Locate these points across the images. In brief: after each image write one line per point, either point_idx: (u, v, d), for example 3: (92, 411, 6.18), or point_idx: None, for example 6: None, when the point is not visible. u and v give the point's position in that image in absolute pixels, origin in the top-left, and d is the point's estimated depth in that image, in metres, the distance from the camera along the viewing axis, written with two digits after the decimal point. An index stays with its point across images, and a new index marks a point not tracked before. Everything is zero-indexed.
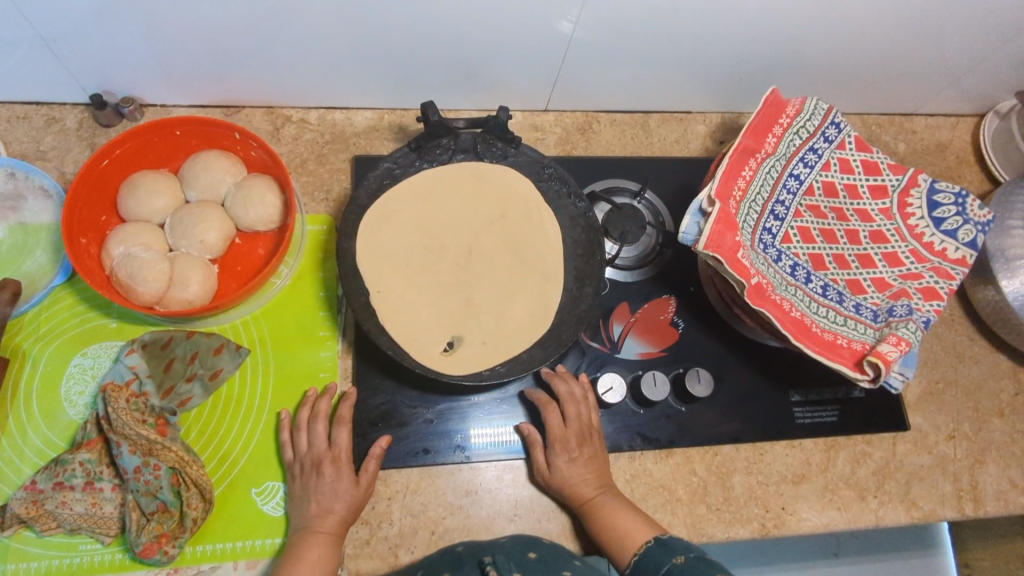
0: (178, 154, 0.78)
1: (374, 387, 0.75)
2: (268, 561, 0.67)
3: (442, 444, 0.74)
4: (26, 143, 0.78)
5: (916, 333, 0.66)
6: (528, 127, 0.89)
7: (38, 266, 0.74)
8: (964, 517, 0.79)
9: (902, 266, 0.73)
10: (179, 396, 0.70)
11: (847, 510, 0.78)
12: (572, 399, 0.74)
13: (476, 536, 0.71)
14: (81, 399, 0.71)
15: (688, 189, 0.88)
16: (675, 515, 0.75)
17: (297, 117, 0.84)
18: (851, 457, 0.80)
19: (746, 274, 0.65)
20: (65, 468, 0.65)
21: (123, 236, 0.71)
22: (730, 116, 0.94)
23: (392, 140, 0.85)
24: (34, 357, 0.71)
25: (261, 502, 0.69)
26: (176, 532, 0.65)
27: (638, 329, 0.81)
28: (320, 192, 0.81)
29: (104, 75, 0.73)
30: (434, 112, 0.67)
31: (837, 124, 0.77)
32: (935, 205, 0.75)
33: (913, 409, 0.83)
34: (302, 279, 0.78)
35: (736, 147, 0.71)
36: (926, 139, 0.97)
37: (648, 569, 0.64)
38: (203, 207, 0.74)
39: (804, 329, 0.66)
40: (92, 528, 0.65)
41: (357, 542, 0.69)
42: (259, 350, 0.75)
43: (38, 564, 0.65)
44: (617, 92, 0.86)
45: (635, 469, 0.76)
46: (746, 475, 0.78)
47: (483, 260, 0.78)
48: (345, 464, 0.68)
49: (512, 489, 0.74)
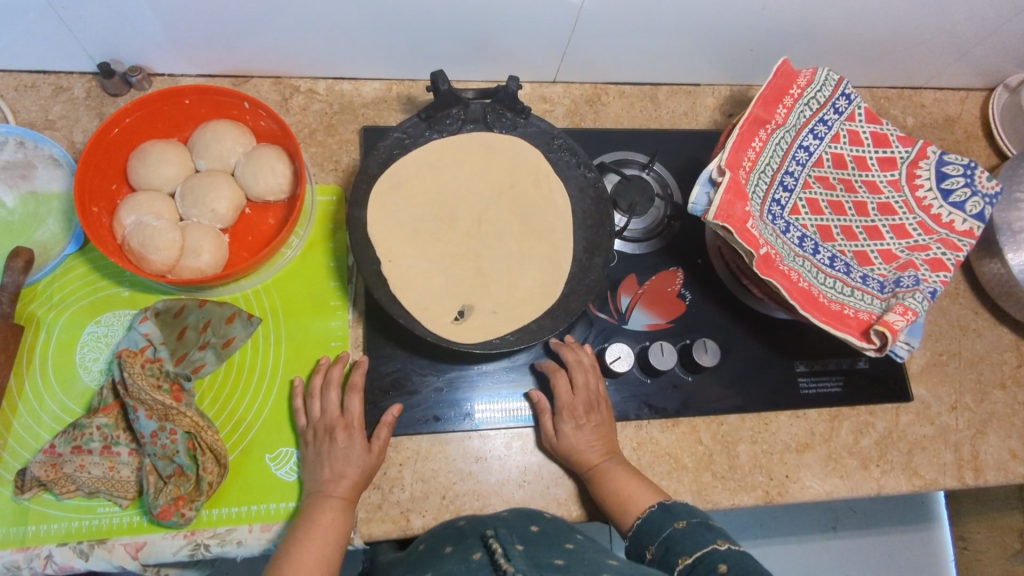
0: (187, 123, 0.78)
1: (385, 355, 0.76)
2: (283, 524, 0.69)
3: (452, 412, 0.75)
4: (34, 112, 0.78)
5: (923, 303, 0.66)
6: (536, 98, 0.88)
7: (51, 235, 0.74)
8: (964, 486, 0.81)
9: (910, 238, 0.74)
10: (192, 362, 0.71)
11: (849, 479, 0.79)
12: (579, 367, 0.75)
13: (486, 502, 0.73)
14: (95, 365, 0.72)
15: (697, 161, 0.88)
16: (681, 482, 0.76)
17: (306, 87, 0.84)
18: (854, 427, 0.82)
19: (755, 244, 0.66)
20: (83, 433, 0.66)
21: (135, 205, 0.71)
22: (738, 88, 0.94)
23: (401, 110, 0.85)
24: (49, 325, 0.72)
25: (274, 467, 0.71)
26: (193, 495, 0.66)
27: (646, 301, 0.82)
28: (329, 162, 0.82)
29: (111, 43, 0.73)
30: (444, 81, 0.67)
31: (848, 96, 0.76)
32: (944, 177, 0.75)
33: (916, 380, 0.84)
34: (312, 249, 0.79)
35: (747, 118, 0.71)
36: (934, 113, 0.97)
37: (650, 532, 0.64)
38: (214, 176, 0.74)
39: (812, 299, 0.67)
40: (110, 491, 0.66)
41: (369, 507, 0.71)
42: (271, 319, 0.76)
43: (58, 525, 0.66)
44: (626, 63, 0.86)
45: (642, 437, 0.77)
46: (751, 444, 0.79)
47: (492, 230, 0.79)
48: (357, 430, 0.69)
49: (521, 456, 0.75)
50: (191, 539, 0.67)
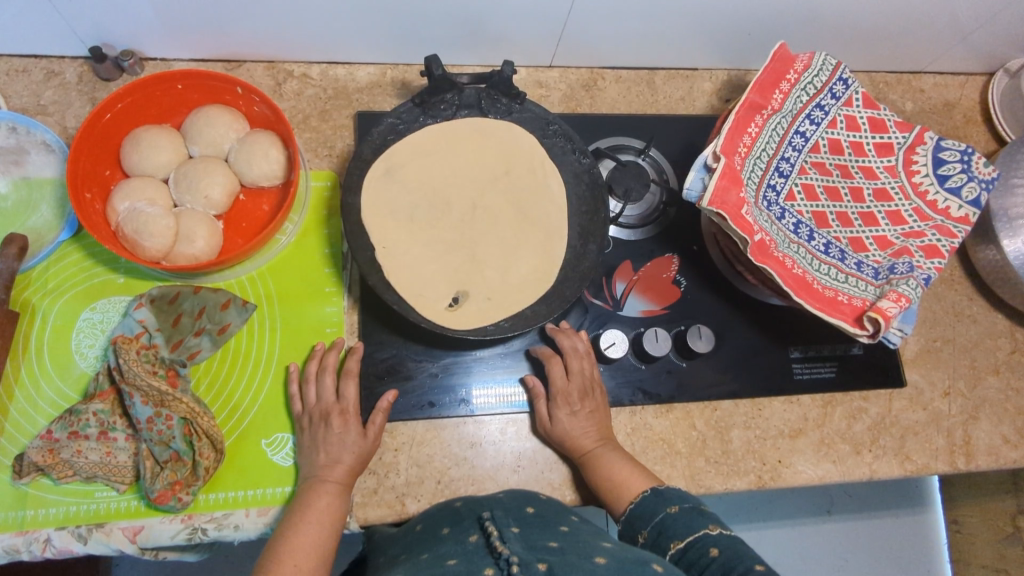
0: (180, 109, 0.77)
1: (380, 342, 0.76)
2: (279, 508, 0.69)
3: (447, 399, 0.75)
4: (26, 98, 0.77)
5: (916, 290, 0.66)
6: (532, 83, 0.88)
7: (45, 221, 0.74)
8: (956, 470, 0.81)
9: (905, 224, 0.74)
10: (188, 349, 0.71)
11: (842, 464, 0.79)
12: (575, 354, 0.75)
13: (480, 486, 0.73)
14: (91, 352, 0.72)
15: (693, 146, 0.87)
16: (675, 467, 0.77)
17: (299, 72, 0.83)
18: (847, 413, 0.82)
19: (750, 230, 0.66)
20: (80, 419, 0.67)
21: (129, 191, 0.71)
22: (736, 73, 0.93)
23: (396, 96, 0.85)
24: (44, 312, 0.72)
25: (271, 452, 0.71)
26: (190, 480, 0.67)
27: (641, 287, 0.82)
28: (324, 148, 0.81)
29: (103, 27, 0.72)
30: (438, 66, 0.67)
31: (845, 81, 0.76)
32: (940, 163, 0.74)
33: (910, 366, 0.85)
34: (306, 236, 0.78)
35: (744, 103, 0.71)
36: (933, 97, 0.96)
37: (643, 516, 0.65)
38: (206, 162, 0.73)
39: (805, 286, 0.67)
40: (107, 476, 0.67)
41: (364, 492, 0.71)
42: (266, 305, 0.76)
43: (56, 509, 0.67)
44: (623, 47, 0.85)
45: (636, 423, 0.78)
46: (744, 430, 0.79)
47: (487, 217, 0.79)
48: (353, 416, 0.70)
49: (516, 442, 0.75)
50: (188, 524, 0.68)
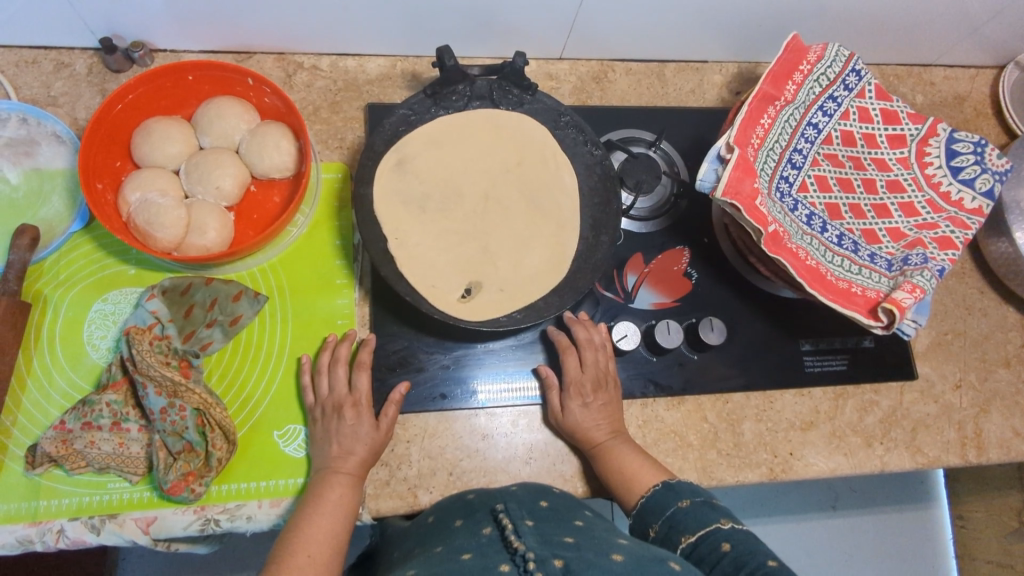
0: (190, 100, 0.77)
1: (391, 334, 0.76)
2: (291, 499, 0.69)
3: (459, 390, 0.75)
4: (36, 89, 0.77)
5: (931, 281, 0.66)
6: (542, 75, 0.87)
7: (56, 212, 0.74)
8: (967, 463, 0.81)
9: (918, 216, 0.73)
10: (200, 340, 0.71)
11: (853, 456, 0.79)
12: (589, 346, 0.75)
13: (493, 478, 0.73)
14: (103, 343, 0.72)
15: (703, 139, 0.87)
16: (686, 459, 0.77)
17: (309, 63, 0.83)
18: (858, 405, 0.82)
19: (763, 221, 0.66)
20: (93, 409, 0.67)
21: (140, 182, 0.70)
22: (746, 65, 0.93)
23: (406, 88, 0.84)
24: (55, 303, 0.72)
25: (284, 444, 0.71)
26: (203, 471, 0.67)
27: (652, 279, 0.82)
28: (334, 139, 0.81)
29: (114, 18, 0.72)
30: (451, 57, 0.66)
31: (858, 72, 0.76)
32: (954, 154, 0.74)
33: (920, 359, 0.85)
34: (317, 228, 0.78)
35: (757, 94, 0.70)
36: (943, 91, 0.96)
37: (654, 510, 0.64)
38: (218, 153, 0.73)
39: (818, 277, 0.67)
40: (120, 466, 0.67)
41: (376, 483, 0.71)
42: (278, 297, 0.76)
43: (69, 500, 0.67)
44: (634, 39, 0.85)
45: (647, 415, 0.78)
46: (756, 422, 0.79)
47: (498, 208, 0.79)
48: (365, 408, 0.69)
49: (527, 434, 0.75)
50: (201, 515, 0.68)
